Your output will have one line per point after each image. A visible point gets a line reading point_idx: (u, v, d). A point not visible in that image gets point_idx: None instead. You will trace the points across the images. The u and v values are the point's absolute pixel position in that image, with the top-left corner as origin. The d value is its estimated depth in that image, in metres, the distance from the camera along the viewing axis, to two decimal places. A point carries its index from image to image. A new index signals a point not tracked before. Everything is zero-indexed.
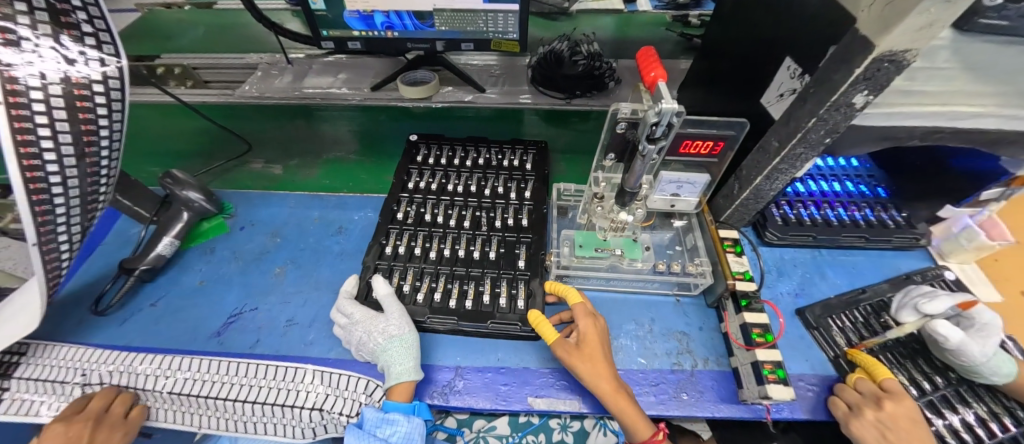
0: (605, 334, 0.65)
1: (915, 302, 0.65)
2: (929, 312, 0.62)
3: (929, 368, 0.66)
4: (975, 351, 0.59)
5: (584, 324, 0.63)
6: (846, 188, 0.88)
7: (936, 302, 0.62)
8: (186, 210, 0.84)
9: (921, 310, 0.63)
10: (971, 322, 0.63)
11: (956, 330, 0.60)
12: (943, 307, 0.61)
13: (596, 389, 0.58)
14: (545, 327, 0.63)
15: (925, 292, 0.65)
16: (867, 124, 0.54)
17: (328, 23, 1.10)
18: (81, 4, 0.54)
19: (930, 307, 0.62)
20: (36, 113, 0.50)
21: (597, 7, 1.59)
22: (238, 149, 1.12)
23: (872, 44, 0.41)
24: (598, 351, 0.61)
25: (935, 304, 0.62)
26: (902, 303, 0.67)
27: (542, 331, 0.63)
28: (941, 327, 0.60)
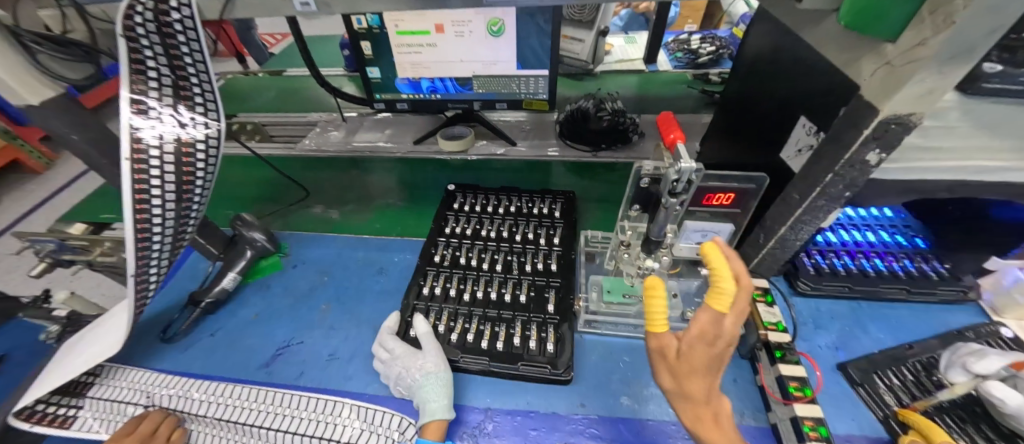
0: (726, 358, 0.44)
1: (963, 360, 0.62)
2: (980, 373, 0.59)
3: (995, 435, 0.60)
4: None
5: (695, 333, 0.43)
6: (880, 237, 0.86)
7: (985, 362, 0.59)
8: (249, 249, 0.94)
9: (970, 369, 0.61)
10: None
11: (1013, 392, 0.55)
12: (994, 367, 0.59)
13: (676, 405, 0.48)
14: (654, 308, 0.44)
15: (971, 350, 0.63)
16: (886, 177, 0.56)
17: (381, 88, 1.25)
18: (198, 81, 0.68)
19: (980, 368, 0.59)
20: (151, 167, 0.61)
21: (620, 68, 1.72)
22: (297, 195, 1.24)
23: (877, 107, 0.44)
24: (700, 371, 0.44)
25: (985, 364, 0.59)
26: (950, 361, 0.65)
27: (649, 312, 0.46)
28: (995, 389, 0.56)
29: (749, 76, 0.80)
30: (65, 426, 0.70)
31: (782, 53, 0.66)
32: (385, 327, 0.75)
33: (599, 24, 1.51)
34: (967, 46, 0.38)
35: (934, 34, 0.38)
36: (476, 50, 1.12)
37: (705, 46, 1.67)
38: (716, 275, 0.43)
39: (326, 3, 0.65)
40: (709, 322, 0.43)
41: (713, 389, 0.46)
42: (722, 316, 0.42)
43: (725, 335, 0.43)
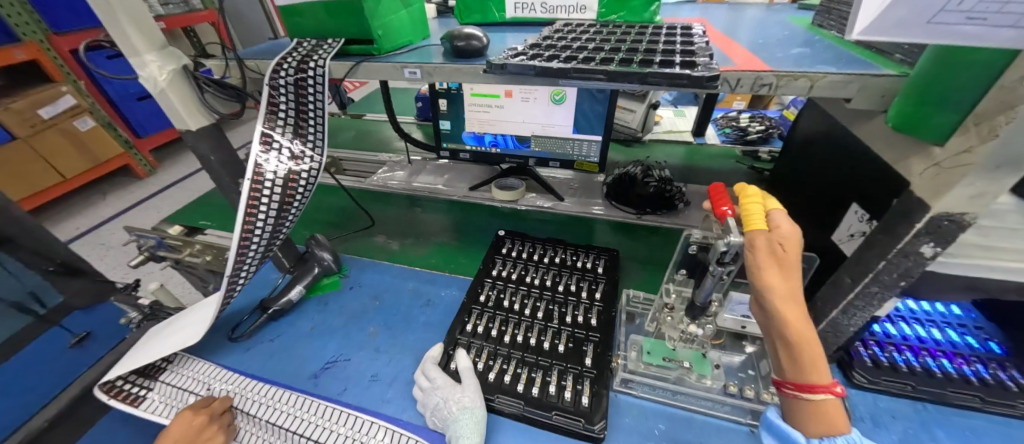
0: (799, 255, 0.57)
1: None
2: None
3: None
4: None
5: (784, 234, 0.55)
6: (948, 336, 0.81)
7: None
8: (316, 267, 1.04)
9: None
10: None
11: None
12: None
13: (780, 307, 0.55)
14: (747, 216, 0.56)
15: None
16: (944, 272, 0.56)
17: (448, 138, 1.40)
18: (316, 124, 0.81)
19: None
20: (264, 188, 0.74)
21: (668, 138, 1.80)
22: (361, 224, 1.37)
23: (928, 204, 0.47)
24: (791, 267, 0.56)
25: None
26: None
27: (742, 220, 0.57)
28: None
29: (802, 163, 0.84)
30: (135, 405, 0.79)
31: (835, 143, 0.69)
32: (428, 356, 0.79)
33: (651, 98, 1.65)
34: (1013, 158, 0.41)
35: (979, 143, 0.42)
36: (538, 114, 1.25)
37: (755, 125, 1.75)
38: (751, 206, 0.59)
39: (430, 73, 0.73)
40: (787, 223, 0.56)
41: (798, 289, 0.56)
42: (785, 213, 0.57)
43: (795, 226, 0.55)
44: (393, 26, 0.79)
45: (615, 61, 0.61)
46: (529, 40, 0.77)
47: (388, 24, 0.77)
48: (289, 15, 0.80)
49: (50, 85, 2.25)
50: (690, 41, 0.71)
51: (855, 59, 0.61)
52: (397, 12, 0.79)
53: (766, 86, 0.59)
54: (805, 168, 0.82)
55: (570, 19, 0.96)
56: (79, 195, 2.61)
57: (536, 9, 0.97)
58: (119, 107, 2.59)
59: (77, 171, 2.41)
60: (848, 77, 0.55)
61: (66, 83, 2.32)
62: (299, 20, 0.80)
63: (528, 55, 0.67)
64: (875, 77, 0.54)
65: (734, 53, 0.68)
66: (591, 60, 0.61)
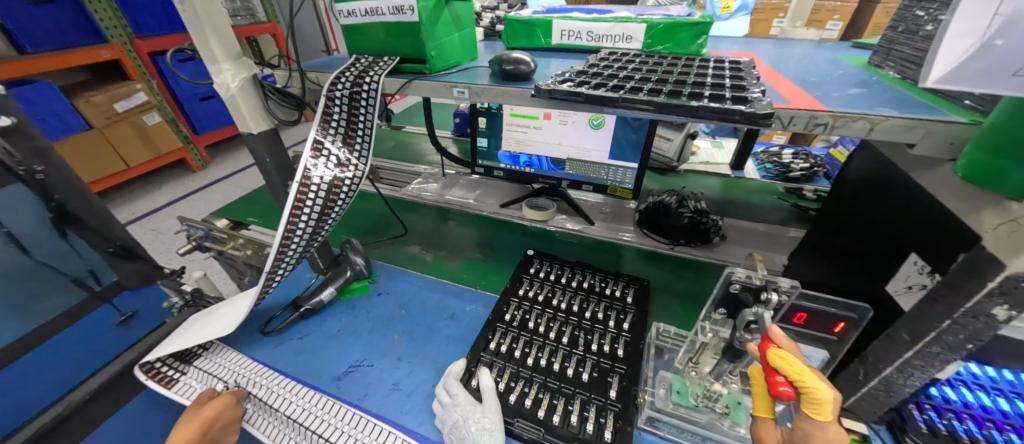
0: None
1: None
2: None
3: None
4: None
5: (798, 440, 0.50)
6: (1021, 410, 0.72)
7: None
8: (349, 270, 1.07)
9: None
10: None
11: None
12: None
13: None
14: (760, 396, 0.57)
15: None
16: (1018, 337, 0.52)
17: (485, 155, 1.43)
18: (364, 135, 0.84)
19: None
20: (311, 191, 0.78)
21: (706, 170, 1.76)
22: (393, 232, 1.41)
23: (1002, 260, 0.43)
24: None
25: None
26: None
27: (758, 398, 0.57)
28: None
29: (848, 207, 0.82)
30: (169, 387, 0.82)
31: (895, 190, 0.66)
32: (451, 370, 0.79)
33: (689, 128, 1.63)
34: None
35: None
36: (576, 137, 1.26)
37: (798, 161, 1.69)
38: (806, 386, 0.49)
39: (478, 93, 0.75)
40: (818, 438, 0.49)
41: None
42: (825, 428, 0.49)
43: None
44: (445, 48, 0.82)
45: (663, 92, 0.61)
46: (576, 67, 0.79)
47: (441, 46, 0.81)
48: (350, 33, 0.86)
49: (127, 82, 2.47)
50: (740, 76, 0.70)
51: (918, 104, 0.58)
52: (450, 35, 0.82)
53: (821, 126, 0.57)
54: (856, 212, 0.79)
55: (616, 48, 0.97)
56: (139, 183, 2.82)
57: (582, 37, 1.00)
58: (184, 105, 2.81)
59: (140, 161, 2.61)
60: (912, 122, 0.53)
61: (141, 81, 2.54)
62: (358, 38, 0.86)
63: (575, 81, 0.68)
64: (942, 124, 0.52)
65: (786, 90, 0.67)
66: (638, 91, 0.62)
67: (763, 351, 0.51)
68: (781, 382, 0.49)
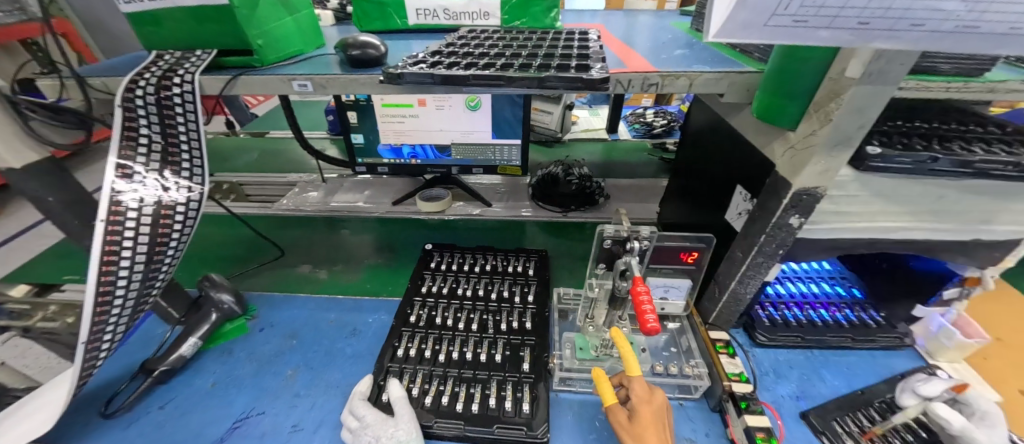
0: (663, 411, 0.64)
1: (913, 385, 0.70)
2: (926, 395, 0.67)
3: None
4: (983, 440, 0.59)
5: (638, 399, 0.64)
6: (824, 289, 0.97)
7: (931, 385, 0.68)
8: (215, 312, 0.91)
9: (917, 392, 0.69)
10: (971, 409, 0.65)
11: (957, 415, 0.62)
12: (937, 389, 0.67)
13: None
14: (604, 387, 0.67)
15: (920, 377, 0.71)
16: (811, 237, 0.66)
17: (363, 152, 1.32)
18: (188, 148, 0.73)
19: (926, 389, 0.68)
20: (126, 228, 0.65)
21: (586, 137, 1.89)
22: (270, 254, 1.22)
23: (791, 181, 0.55)
24: (654, 426, 0.61)
25: (930, 387, 0.68)
26: (902, 388, 0.72)
27: (602, 390, 0.67)
28: (940, 408, 0.64)
29: (695, 154, 0.94)
30: None
31: (725, 134, 0.77)
32: (356, 391, 0.73)
33: (565, 99, 1.71)
34: (845, 137, 0.50)
35: (820, 128, 0.50)
36: (455, 121, 1.23)
37: (658, 119, 1.92)
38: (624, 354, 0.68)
39: (322, 85, 0.68)
40: (641, 388, 0.66)
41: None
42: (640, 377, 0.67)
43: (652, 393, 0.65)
44: (277, 34, 0.73)
45: (514, 67, 0.61)
46: (432, 48, 0.76)
47: (269, 33, 0.72)
48: (144, 23, 0.70)
49: None
50: (586, 45, 0.74)
51: (723, 58, 0.69)
52: (281, 19, 0.73)
53: (654, 85, 0.63)
54: (700, 157, 0.91)
55: (475, 26, 0.96)
56: None
57: (440, 15, 0.95)
58: None
59: None
60: (719, 74, 0.62)
61: None
62: (159, 28, 0.71)
63: (429, 63, 0.66)
64: (739, 74, 0.61)
65: (625, 55, 0.73)
66: (490, 68, 0.62)
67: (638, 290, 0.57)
68: (650, 315, 0.51)
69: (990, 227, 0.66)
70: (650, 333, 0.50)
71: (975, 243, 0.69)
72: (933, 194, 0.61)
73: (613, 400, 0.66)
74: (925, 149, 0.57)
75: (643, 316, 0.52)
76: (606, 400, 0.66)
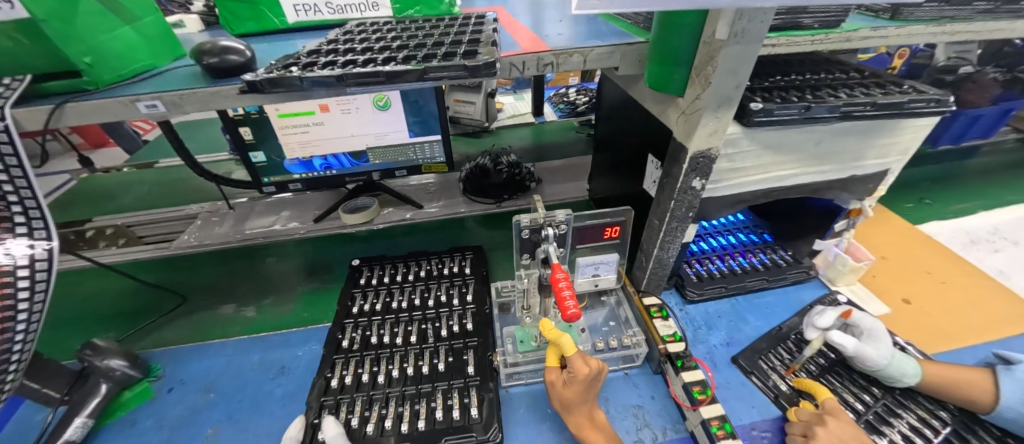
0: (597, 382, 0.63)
1: (811, 318, 0.75)
2: (823, 326, 0.73)
3: (865, 382, 0.74)
4: (871, 353, 0.68)
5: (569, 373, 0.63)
6: (739, 239, 1.04)
7: (825, 316, 0.73)
8: (105, 381, 0.78)
9: (816, 325, 0.74)
10: (860, 329, 0.74)
11: (848, 337, 0.70)
12: (830, 319, 0.73)
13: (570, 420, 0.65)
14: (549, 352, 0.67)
15: (816, 310, 0.77)
16: (717, 196, 0.69)
17: (268, 171, 1.18)
18: (18, 199, 0.60)
19: (821, 321, 0.73)
20: None
21: (513, 123, 1.87)
22: (171, 302, 1.07)
23: (686, 145, 0.58)
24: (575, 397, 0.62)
25: (824, 318, 0.73)
26: (805, 322, 0.77)
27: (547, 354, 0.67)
28: (836, 337, 0.70)
29: (611, 129, 0.96)
30: None
31: (632, 107, 0.78)
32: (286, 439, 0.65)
33: (485, 87, 1.67)
34: (725, 97, 0.52)
35: (702, 91, 0.52)
36: (365, 125, 1.14)
37: (580, 97, 1.95)
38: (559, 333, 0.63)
39: (177, 103, 0.59)
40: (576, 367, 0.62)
41: (593, 411, 0.65)
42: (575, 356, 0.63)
43: (587, 370, 0.61)
44: (112, 49, 0.61)
45: (398, 61, 0.57)
46: (309, 47, 0.68)
47: (100, 47, 0.60)
48: None
49: None
50: (480, 30, 0.71)
51: (616, 31, 0.69)
52: (116, 29, 0.62)
53: (549, 65, 0.61)
54: (615, 130, 0.93)
55: (364, 18, 0.87)
56: None
57: (322, 10, 0.85)
58: None
59: None
60: (610, 48, 0.61)
61: None
62: None
63: (302, 65, 0.58)
64: (628, 45, 0.62)
65: (520, 37, 0.71)
66: (371, 64, 0.57)
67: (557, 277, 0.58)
68: (569, 302, 0.53)
69: (863, 162, 0.74)
70: (570, 319, 0.53)
71: (853, 179, 0.77)
72: (813, 140, 0.66)
73: (553, 364, 0.66)
74: (800, 100, 0.62)
75: (563, 303, 0.54)
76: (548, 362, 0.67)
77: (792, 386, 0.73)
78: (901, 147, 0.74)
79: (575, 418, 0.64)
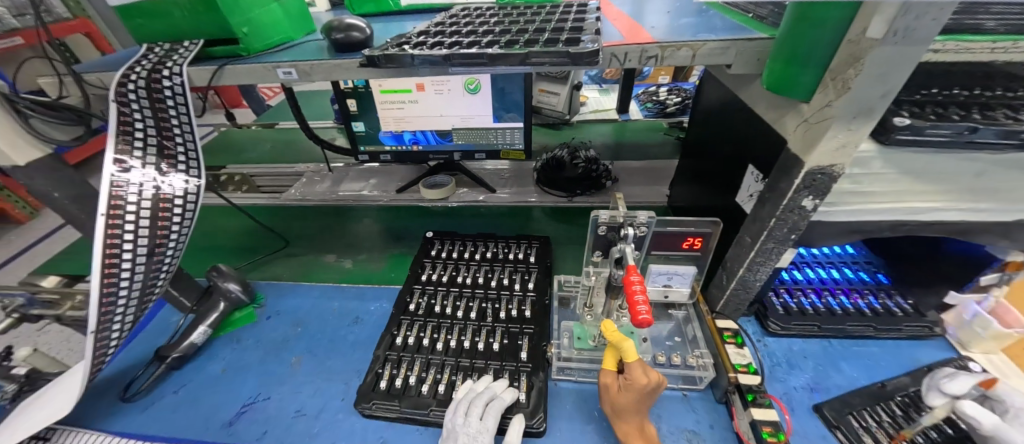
0: (654, 395, 0.60)
1: (935, 381, 0.65)
2: (953, 393, 0.62)
3: None
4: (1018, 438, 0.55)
5: (627, 380, 0.60)
6: (845, 275, 0.91)
7: (957, 381, 0.62)
8: (223, 301, 0.93)
9: (944, 389, 0.63)
10: (1004, 406, 0.60)
11: (988, 413, 0.57)
12: (965, 385, 0.61)
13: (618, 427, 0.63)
14: (606, 354, 0.65)
15: (945, 373, 0.64)
16: (829, 220, 0.61)
17: (365, 140, 1.29)
18: (182, 141, 0.73)
19: (952, 387, 0.62)
20: (126, 221, 0.65)
21: (596, 118, 1.82)
22: (275, 244, 1.24)
23: (802, 159, 0.52)
24: (630, 404, 0.60)
25: (957, 383, 0.62)
26: (928, 385, 0.66)
27: (604, 355, 0.65)
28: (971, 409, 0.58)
29: (706, 134, 0.89)
30: None
31: (739, 112, 0.71)
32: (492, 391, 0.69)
33: (573, 79, 1.64)
34: (867, 106, 0.45)
35: (836, 98, 0.45)
36: (455, 106, 1.18)
37: (672, 97, 1.83)
38: (620, 338, 0.61)
39: (307, 71, 0.67)
40: (636, 374, 0.60)
41: (644, 424, 0.62)
42: (636, 363, 0.60)
43: (645, 381, 0.59)
44: (263, 21, 0.71)
45: (500, 44, 0.58)
46: (418, 28, 0.72)
47: (253, 21, 0.69)
48: (130, 16, 0.70)
49: None
50: (581, 18, 0.70)
51: (733, 26, 0.63)
52: (267, 4, 0.71)
53: (652, 58, 0.58)
54: (711, 135, 0.86)
55: (468, 4, 0.91)
56: None
57: None
58: None
59: None
60: (725, 43, 0.56)
61: None
62: (144, 21, 0.70)
63: (412, 44, 0.62)
64: (748, 41, 0.56)
65: (621, 27, 0.67)
66: (473, 46, 0.59)
67: (629, 280, 0.56)
68: (641, 307, 0.51)
69: None
70: (640, 325, 0.50)
71: (1020, 224, 0.62)
72: (971, 170, 0.54)
73: (610, 367, 0.64)
74: (963, 119, 0.51)
75: (634, 307, 0.51)
76: (604, 363, 0.65)
77: None
78: None
79: (625, 426, 0.62)
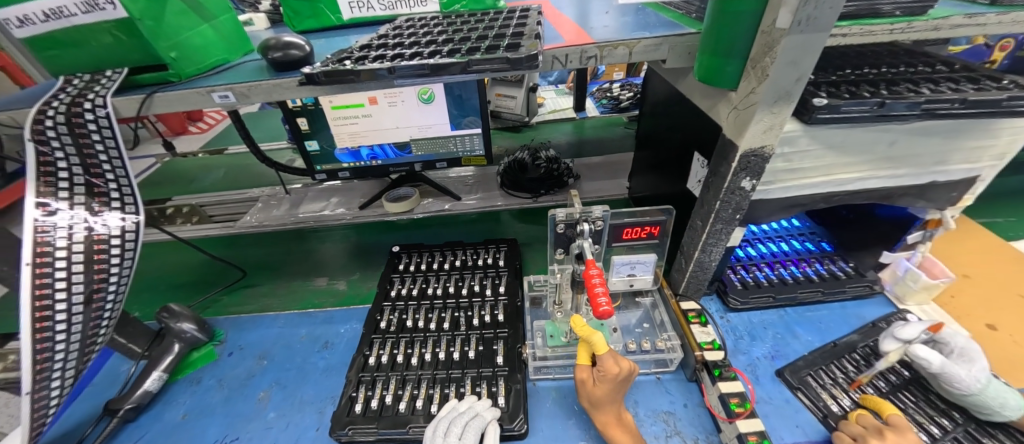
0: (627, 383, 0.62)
1: (891, 330, 0.69)
2: (905, 338, 0.66)
3: (934, 412, 0.66)
4: (961, 374, 0.62)
5: (600, 371, 0.62)
6: (793, 246, 0.98)
7: (908, 328, 0.67)
8: (177, 342, 0.87)
9: (897, 336, 0.67)
10: (948, 348, 0.67)
11: (935, 353, 0.63)
12: (915, 331, 0.66)
13: (598, 418, 0.64)
14: (580, 347, 0.66)
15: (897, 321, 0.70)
16: (769, 198, 0.65)
17: (321, 159, 1.25)
18: (114, 177, 0.68)
19: (904, 332, 0.67)
20: (57, 269, 0.61)
21: (554, 117, 1.84)
22: (234, 276, 1.17)
23: (737, 143, 0.56)
24: (604, 393, 0.62)
25: (908, 330, 0.67)
26: (883, 333, 0.71)
27: (578, 349, 0.66)
28: (921, 351, 0.64)
29: (655, 126, 0.93)
30: None
31: (681, 103, 0.75)
32: (490, 416, 0.67)
33: (528, 81, 1.66)
34: (785, 91, 0.49)
35: (758, 84, 0.49)
36: (411, 117, 1.17)
37: (624, 92, 1.88)
38: (589, 330, 0.62)
39: (245, 94, 0.64)
40: (609, 364, 0.61)
41: (621, 411, 0.64)
42: (608, 354, 0.61)
43: (617, 370, 0.61)
44: (194, 45, 0.68)
45: (444, 54, 0.58)
46: (361, 42, 0.71)
47: (183, 44, 0.66)
48: (41, 47, 0.65)
49: None
50: (524, 23, 0.71)
51: (667, 22, 0.66)
52: (196, 27, 0.68)
53: (592, 58, 0.60)
54: (660, 126, 0.89)
55: (413, 14, 0.89)
56: None
57: (375, 7, 0.88)
58: None
59: None
60: (657, 40, 0.59)
61: None
62: (60, 52, 0.65)
63: (354, 59, 0.61)
64: (678, 36, 0.59)
65: (561, 29, 0.70)
66: (417, 57, 0.59)
67: (587, 276, 0.57)
68: (601, 298, 0.52)
69: (946, 167, 0.66)
70: (602, 316, 0.52)
71: (932, 185, 0.69)
72: (885, 140, 0.60)
73: (584, 360, 0.65)
74: (872, 95, 0.56)
75: (595, 300, 0.53)
76: (579, 358, 0.66)
77: (845, 408, 0.67)
78: (996, 150, 0.65)
79: (603, 416, 0.63)
